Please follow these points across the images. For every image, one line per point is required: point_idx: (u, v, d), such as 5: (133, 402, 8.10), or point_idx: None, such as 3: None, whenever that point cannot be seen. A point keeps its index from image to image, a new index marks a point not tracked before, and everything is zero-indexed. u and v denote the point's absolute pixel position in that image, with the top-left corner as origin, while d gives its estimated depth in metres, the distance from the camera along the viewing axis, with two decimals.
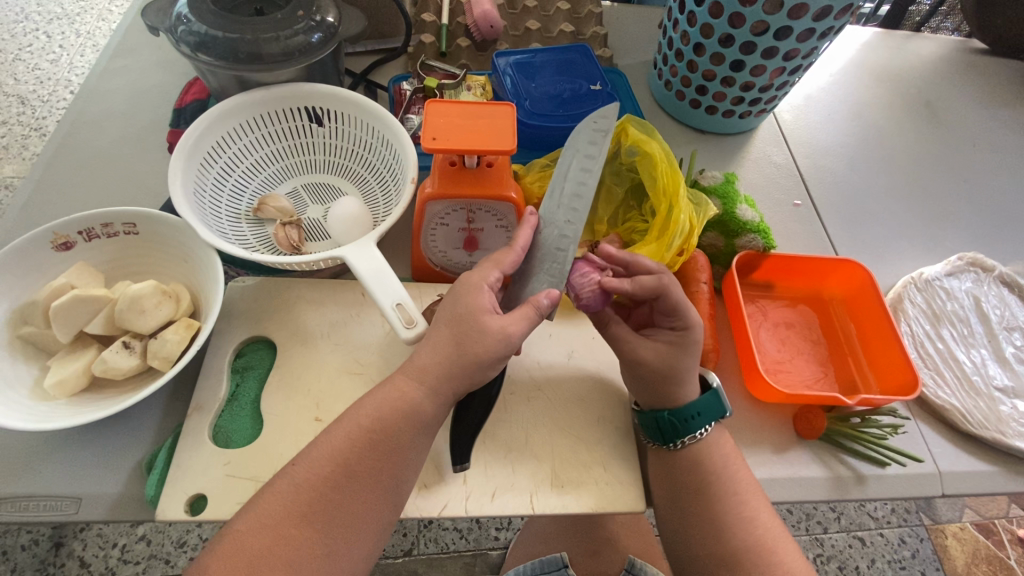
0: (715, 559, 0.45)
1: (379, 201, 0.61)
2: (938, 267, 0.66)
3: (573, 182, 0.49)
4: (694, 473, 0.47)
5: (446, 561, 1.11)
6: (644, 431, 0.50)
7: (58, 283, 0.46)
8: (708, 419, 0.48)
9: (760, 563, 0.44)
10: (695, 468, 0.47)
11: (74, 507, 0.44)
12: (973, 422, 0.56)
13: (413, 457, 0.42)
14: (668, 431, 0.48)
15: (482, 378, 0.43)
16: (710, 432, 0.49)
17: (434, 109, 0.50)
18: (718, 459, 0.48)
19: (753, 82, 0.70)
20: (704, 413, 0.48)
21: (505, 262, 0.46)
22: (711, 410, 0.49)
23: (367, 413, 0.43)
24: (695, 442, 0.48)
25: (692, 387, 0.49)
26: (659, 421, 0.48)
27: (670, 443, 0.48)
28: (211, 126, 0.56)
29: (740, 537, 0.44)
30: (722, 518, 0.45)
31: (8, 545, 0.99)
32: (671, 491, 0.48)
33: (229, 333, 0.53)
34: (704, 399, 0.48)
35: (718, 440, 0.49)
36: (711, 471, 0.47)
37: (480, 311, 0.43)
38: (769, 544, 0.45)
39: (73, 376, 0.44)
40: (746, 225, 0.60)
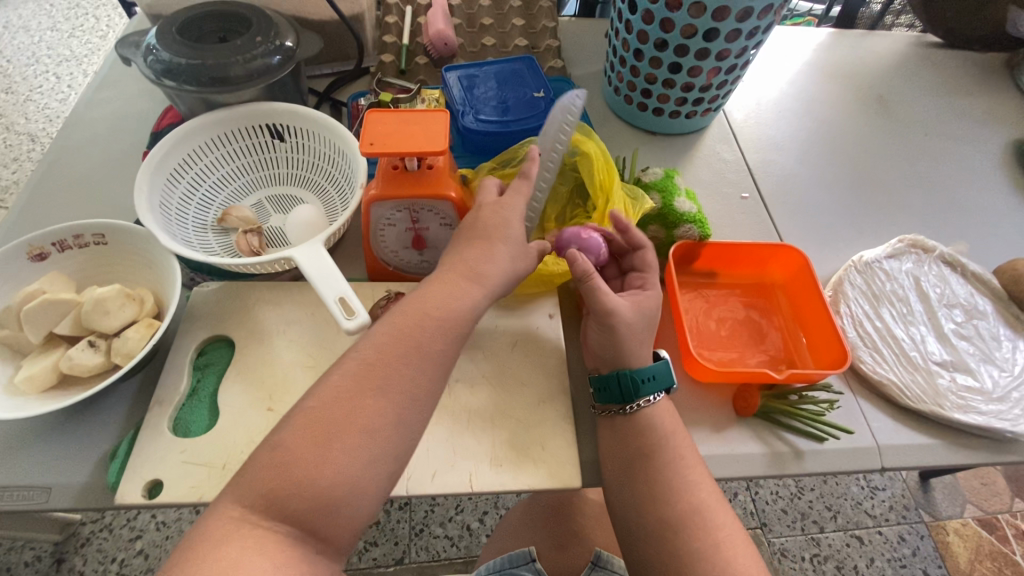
0: (654, 526, 0.47)
1: (337, 208, 0.65)
2: (879, 250, 0.68)
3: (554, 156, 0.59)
4: (633, 442, 0.50)
5: (436, 569, 1.14)
6: (601, 394, 0.53)
7: (31, 288, 0.51)
8: (656, 387, 0.52)
9: (698, 527, 0.46)
10: (632, 439, 0.50)
11: (44, 496, 0.48)
12: (910, 396, 0.57)
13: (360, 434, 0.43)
14: (628, 385, 0.51)
15: None
16: (654, 401, 0.52)
17: (375, 118, 0.54)
18: (655, 430, 0.50)
19: (693, 83, 0.74)
20: (657, 375, 0.52)
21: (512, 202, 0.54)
22: (661, 380, 0.52)
23: None
24: (641, 407, 0.51)
25: (644, 353, 0.53)
26: (619, 378, 0.52)
27: (625, 406, 0.52)
28: (178, 144, 0.61)
29: (678, 502, 0.47)
30: (661, 483, 0.48)
31: (14, 562, 1.06)
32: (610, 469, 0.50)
33: (191, 333, 0.56)
34: (658, 364, 0.52)
35: (665, 412, 0.52)
36: (654, 439, 0.50)
37: None
38: (698, 515, 0.46)
39: (42, 373, 0.48)
40: (683, 217, 0.63)
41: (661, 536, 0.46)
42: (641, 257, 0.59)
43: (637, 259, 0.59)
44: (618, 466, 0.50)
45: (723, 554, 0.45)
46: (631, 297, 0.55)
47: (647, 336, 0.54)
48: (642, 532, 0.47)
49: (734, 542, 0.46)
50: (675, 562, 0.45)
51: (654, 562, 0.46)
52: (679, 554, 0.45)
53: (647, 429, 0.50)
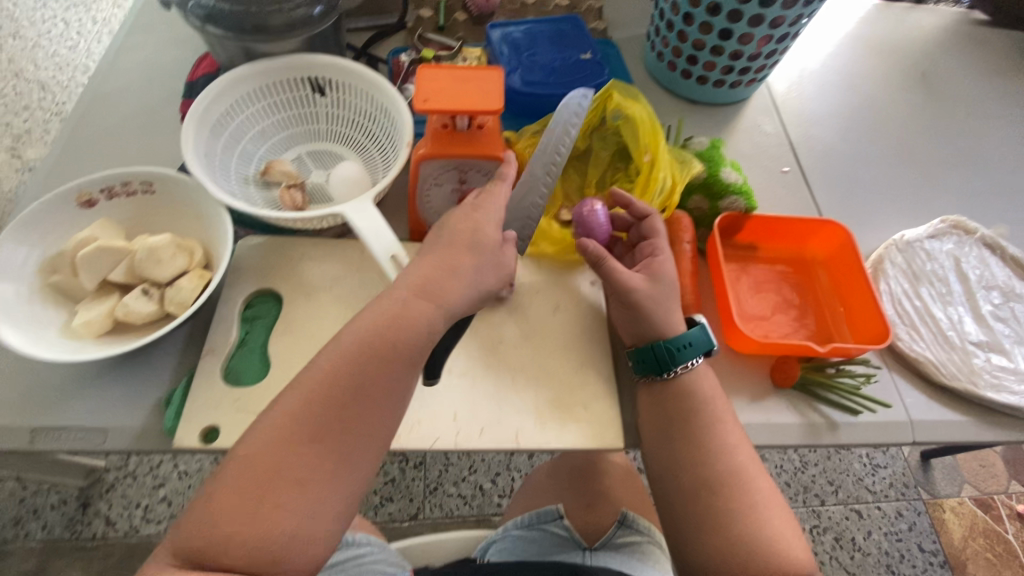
0: (691, 485, 0.48)
1: (378, 166, 0.64)
2: (921, 229, 0.67)
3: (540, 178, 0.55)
4: (677, 405, 0.51)
5: (450, 525, 1.18)
6: (638, 363, 0.54)
7: (82, 235, 0.51)
8: (697, 352, 0.52)
9: (735, 485, 0.47)
10: (672, 399, 0.51)
11: (101, 438, 0.49)
12: (945, 374, 0.58)
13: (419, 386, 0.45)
14: (664, 358, 0.52)
15: None
16: (696, 365, 0.52)
17: (425, 73, 0.53)
18: (699, 395, 0.51)
19: (742, 51, 0.72)
20: (693, 342, 0.52)
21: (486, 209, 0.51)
22: (700, 343, 0.52)
23: None
24: (685, 372, 0.52)
25: (677, 318, 0.54)
26: (655, 349, 0.52)
27: (664, 373, 0.52)
28: (221, 94, 0.60)
29: (717, 460, 0.48)
30: (703, 444, 0.49)
31: (41, 504, 1.10)
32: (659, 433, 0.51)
33: (239, 286, 0.57)
34: (694, 330, 0.52)
35: (706, 375, 0.53)
36: (698, 403, 0.51)
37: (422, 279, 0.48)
38: (733, 475, 0.48)
39: (99, 319, 0.49)
40: (729, 188, 0.63)
41: (699, 496, 0.47)
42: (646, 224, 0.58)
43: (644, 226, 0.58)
44: (659, 425, 0.51)
45: (755, 517, 0.46)
46: (643, 270, 0.55)
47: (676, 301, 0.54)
48: (676, 487, 0.49)
49: (769, 505, 0.47)
50: (709, 523, 0.46)
51: (689, 519, 0.47)
52: (713, 513, 0.47)
53: (689, 394, 0.51)
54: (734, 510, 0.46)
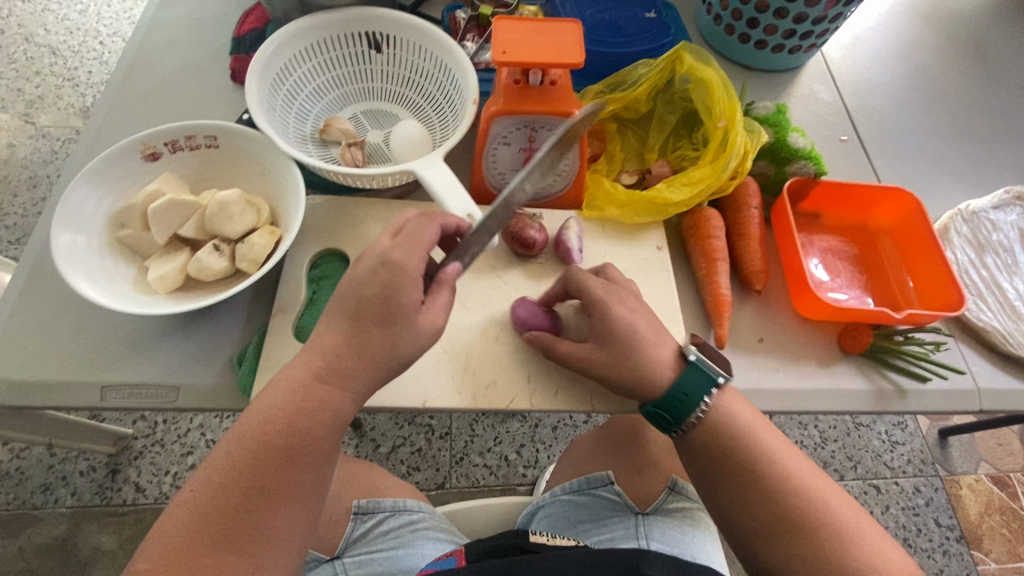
0: (728, 481, 0.46)
1: (437, 126, 0.63)
2: (986, 200, 0.66)
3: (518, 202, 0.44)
4: (717, 442, 0.46)
5: (476, 494, 1.19)
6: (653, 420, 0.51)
7: (151, 188, 0.49)
8: (698, 398, 0.47)
9: (757, 443, 0.46)
10: (715, 445, 0.46)
11: (173, 395, 0.49)
12: (1013, 343, 0.58)
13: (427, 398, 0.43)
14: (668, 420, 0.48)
15: None
16: (707, 409, 0.47)
17: (501, 25, 0.51)
18: (740, 428, 0.47)
19: (807, 14, 0.70)
20: (690, 393, 0.46)
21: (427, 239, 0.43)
22: (699, 389, 0.47)
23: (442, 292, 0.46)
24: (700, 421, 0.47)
25: (663, 357, 0.47)
26: (655, 409, 0.47)
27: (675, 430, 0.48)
28: (281, 47, 0.58)
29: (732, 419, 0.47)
30: (768, 487, 0.45)
31: (69, 471, 1.10)
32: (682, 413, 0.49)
33: (303, 245, 0.56)
34: (684, 380, 0.47)
35: (738, 403, 0.48)
36: (741, 440, 0.46)
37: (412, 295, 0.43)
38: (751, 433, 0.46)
39: (172, 274, 0.48)
40: (797, 153, 0.61)
41: (775, 540, 0.44)
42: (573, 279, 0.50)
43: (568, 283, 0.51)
44: (710, 471, 0.47)
45: (849, 542, 0.42)
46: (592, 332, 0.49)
47: (638, 332, 0.47)
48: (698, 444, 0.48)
49: (858, 525, 0.44)
50: (801, 574, 0.42)
51: (778, 564, 0.44)
52: (804, 554, 0.43)
53: (725, 432, 0.46)
54: (823, 547, 0.42)
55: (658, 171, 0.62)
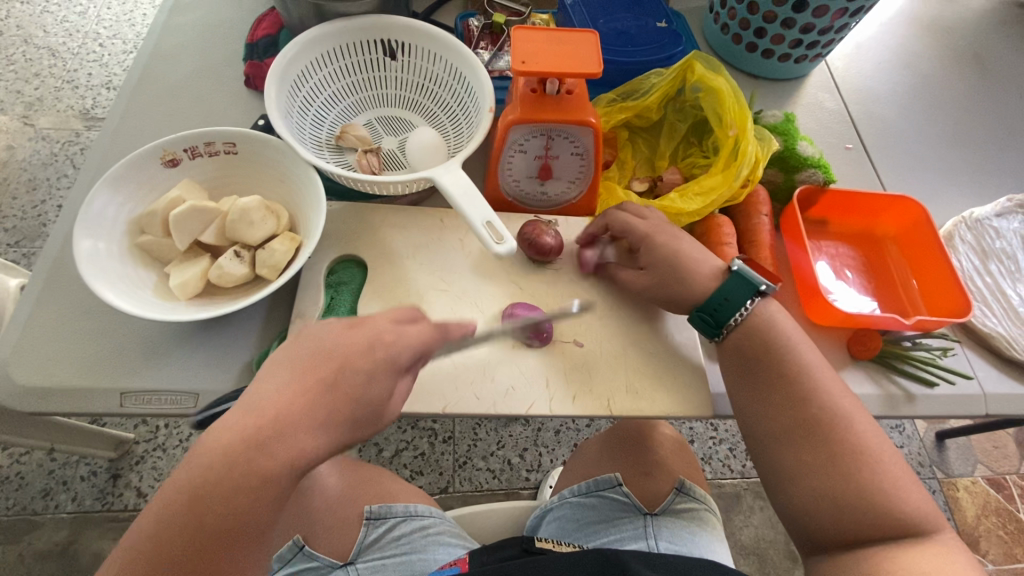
0: (779, 434, 0.46)
1: (453, 133, 0.63)
2: (989, 208, 0.68)
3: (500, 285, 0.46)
4: (755, 341, 0.49)
5: (480, 498, 1.19)
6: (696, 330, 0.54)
7: (172, 195, 0.50)
8: (741, 299, 0.51)
9: (809, 388, 0.47)
10: (752, 345, 0.49)
11: (192, 401, 0.50)
12: (1017, 348, 0.59)
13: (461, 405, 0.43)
14: (708, 324, 0.51)
15: None
16: (750, 307, 0.51)
17: (520, 35, 0.52)
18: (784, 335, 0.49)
19: (814, 24, 0.71)
20: (732, 296, 0.51)
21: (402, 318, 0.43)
22: (740, 290, 0.51)
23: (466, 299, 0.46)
24: (742, 319, 0.51)
25: (708, 275, 0.52)
26: (698, 318, 0.51)
27: (717, 336, 0.52)
28: (298, 54, 0.58)
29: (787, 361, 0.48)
30: (794, 394, 0.47)
31: (70, 476, 1.09)
32: (738, 361, 0.50)
33: (321, 251, 0.56)
34: (727, 284, 0.51)
35: (783, 324, 0.50)
36: (784, 343, 0.49)
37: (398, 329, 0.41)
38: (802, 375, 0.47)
39: (193, 280, 0.48)
40: (806, 161, 0.63)
41: (791, 439, 0.45)
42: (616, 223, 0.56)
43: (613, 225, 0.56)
44: (743, 370, 0.49)
45: (863, 461, 0.43)
46: (644, 263, 0.54)
47: (689, 264, 0.52)
48: (750, 390, 0.49)
49: (879, 452, 0.44)
50: (807, 477, 0.44)
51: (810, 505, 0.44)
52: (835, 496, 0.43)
53: (766, 336, 0.49)
54: (832, 456, 0.44)
55: (669, 178, 0.63)
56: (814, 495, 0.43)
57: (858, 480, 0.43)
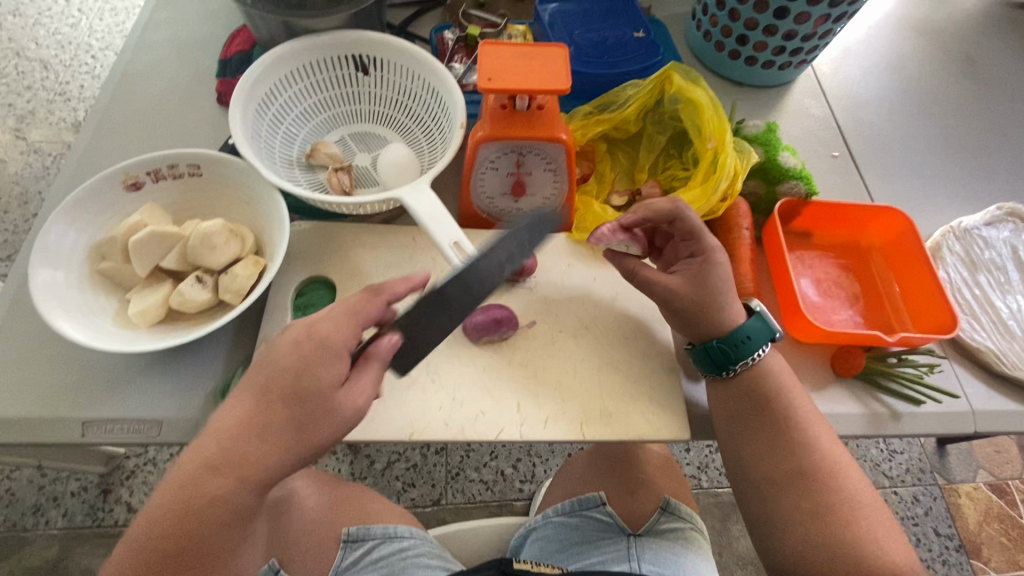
0: (764, 478, 0.47)
1: (426, 149, 0.62)
2: (978, 217, 0.66)
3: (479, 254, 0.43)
4: (751, 387, 0.49)
5: (472, 510, 1.18)
6: (699, 365, 0.52)
7: (133, 220, 0.49)
8: (760, 342, 0.50)
9: (793, 430, 0.47)
10: (745, 393, 0.49)
11: (156, 430, 0.49)
12: (1007, 363, 0.57)
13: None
14: (721, 360, 0.50)
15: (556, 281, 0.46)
16: (763, 354, 0.50)
17: (487, 51, 0.51)
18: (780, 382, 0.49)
19: (796, 31, 0.70)
20: (754, 337, 0.50)
21: (388, 292, 0.44)
22: (761, 334, 0.50)
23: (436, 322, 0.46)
24: (753, 364, 0.50)
25: (736, 309, 0.51)
26: (711, 351, 0.50)
27: (727, 372, 0.50)
28: (265, 72, 0.57)
29: (778, 405, 0.48)
30: (782, 438, 0.47)
31: (60, 491, 1.09)
32: (727, 398, 0.50)
33: (289, 273, 0.55)
34: (752, 323, 0.50)
35: (778, 367, 0.50)
36: (781, 392, 0.49)
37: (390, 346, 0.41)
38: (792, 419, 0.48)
39: (153, 307, 0.47)
40: (787, 172, 0.61)
41: (785, 491, 0.46)
42: (680, 222, 0.52)
43: (677, 223, 0.53)
44: (737, 416, 0.49)
45: (844, 510, 0.45)
46: (685, 275, 0.52)
47: (729, 292, 0.51)
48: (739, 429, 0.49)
49: (861, 500, 0.46)
50: (800, 530, 0.45)
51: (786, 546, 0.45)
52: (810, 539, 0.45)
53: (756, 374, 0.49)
54: (814, 502, 0.45)
55: (648, 191, 0.61)
56: (805, 548, 0.44)
57: (849, 536, 0.44)
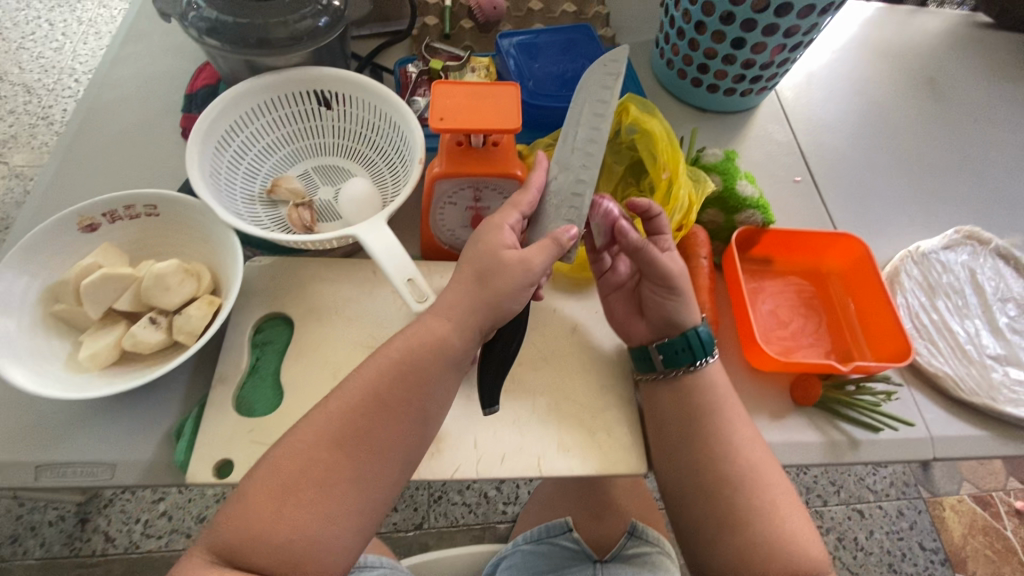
0: (690, 488, 0.49)
1: (388, 180, 0.62)
2: (936, 241, 0.67)
3: (582, 141, 0.48)
4: (687, 413, 0.50)
5: (455, 534, 1.16)
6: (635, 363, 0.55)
7: (87, 263, 0.49)
8: (695, 356, 0.51)
9: (721, 440, 0.49)
10: (678, 407, 0.51)
11: (109, 472, 0.48)
12: (964, 389, 0.58)
13: (373, 470, 0.43)
14: (652, 360, 0.53)
15: (507, 310, 0.46)
16: (697, 368, 0.51)
17: (441, 91, 0.52)
18: (724, 428, 0.49)
19: (754, 60, 0.71)
20: (690, 349, 0.51)
21: (523, 204, 0.49)
22: (699, 347, 0.51)
23: (386, 353, 0.46)
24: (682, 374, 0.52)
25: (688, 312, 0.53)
26: (690, 339, 0.51)
27: (700, 361, 0.51)
28: (225, 110, 0.58)
29: (709, 415, 0.50)
30: (710, 447, 0.49)
31: (36, 521, 1.06)
32: (663, 410, 0.52)
33: (248, 310, 0.55)
34: (690, 333, 0.52)
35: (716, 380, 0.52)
36: (724, 440, 0.49)
37: (500, 246, 0.47)
38: (720, 428, 0.49)
39: (105, 350, 0.47)
40: (745, 202, 0.62)
41: (710, 500, 0.48)
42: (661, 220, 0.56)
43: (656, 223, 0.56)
44: (684, 466, 0.49)
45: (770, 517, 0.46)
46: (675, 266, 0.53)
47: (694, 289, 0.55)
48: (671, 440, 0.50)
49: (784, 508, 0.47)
50: None
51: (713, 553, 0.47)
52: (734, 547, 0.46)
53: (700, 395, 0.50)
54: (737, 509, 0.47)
55: None
56: (732, 567, 0.46)
57: (774, 540, 0.46)
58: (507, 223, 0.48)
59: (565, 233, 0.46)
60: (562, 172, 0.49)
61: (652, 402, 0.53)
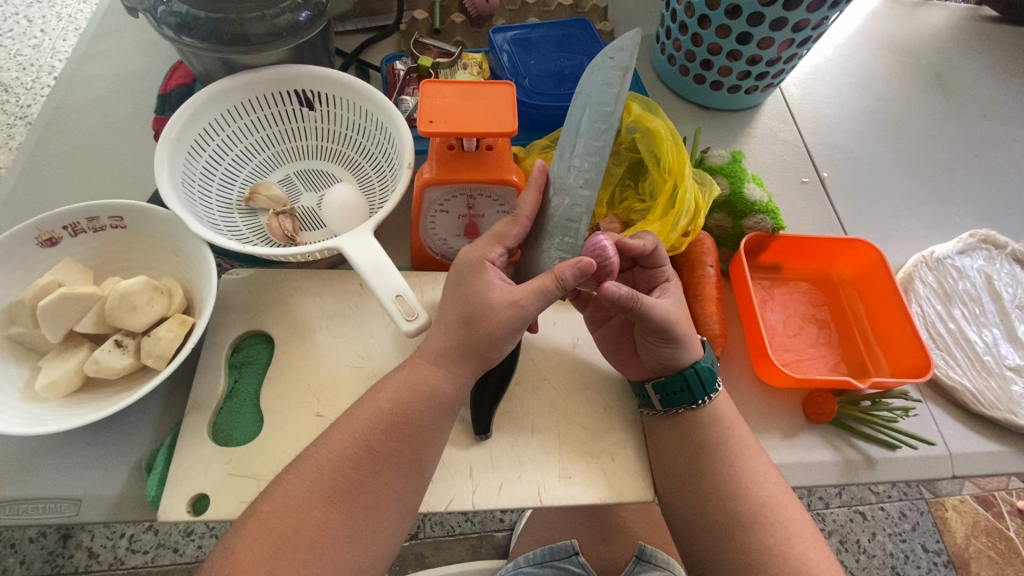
0: (700, 519, 0.46)
1: (375, 186, 0.58)
2: (951, 245, 0.64)
3: (585, 139, 0.44)
4: (695, 439, 0.47)
5: (451, 544, 1.02)
6: (637, 397, 0.51)
7: (44, 280, 0.45)
8: (695, 395, 0.48)
9: (733, 468, 0.46)
10: (687, 432, 0.48)
11: (74, 509, 0.44)
12: (984, 403, 0.55)
13: (359, 512, 0.39)
14: (651, 398, 0.49)
15: (498, 354, 0.44)
16: (697, 407, 0.48)
17: (430, 90, 0.48)
18: (733, 460, 0.46)
19: (760, 56, 0.67)
20: (692, 388, 0.48)
21: (507, 237, 0.47)
22: (701, 386, 0.48)
23: (380, 397, 0.43)
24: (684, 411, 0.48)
25: (694, 344, 0.49)
26: (688, 377, 0.48)
27: (699, 400, 0.48)
28: (198, 112, 0.54)
29: (720, 442, 0.47)
30: (720, 477, 0.46)
31: None
32: (671, 437, 0.48)
33: (225, 328, 0.51)
34: (690, 371, 0.48)
35: (724, 405, 0.49)
36: (734, 475, 0.46)
37: (488, 288, 0.43)
38: (733, 456, 0.46)
39: (66, 377, 0.43)
40: (754, 206, 0.58)
41: (724, 535, 0.45)
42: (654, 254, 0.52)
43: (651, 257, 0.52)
44: (694, 505, 0.46)
45: (786, 550, 0.43)
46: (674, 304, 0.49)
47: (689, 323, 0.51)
48: (680, 468, 0.47)
49: (803, 541, 0.44)
50: None
51: None
52: None
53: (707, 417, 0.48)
54: (754, 544, 0.44)
55: (608, 227, 0.59)
56: None
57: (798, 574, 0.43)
58: (489, 260, 0.45)
59: (565, 265, 0.42)
60: (562, 170, 0.46)
61: (658, 425, 0.49)
